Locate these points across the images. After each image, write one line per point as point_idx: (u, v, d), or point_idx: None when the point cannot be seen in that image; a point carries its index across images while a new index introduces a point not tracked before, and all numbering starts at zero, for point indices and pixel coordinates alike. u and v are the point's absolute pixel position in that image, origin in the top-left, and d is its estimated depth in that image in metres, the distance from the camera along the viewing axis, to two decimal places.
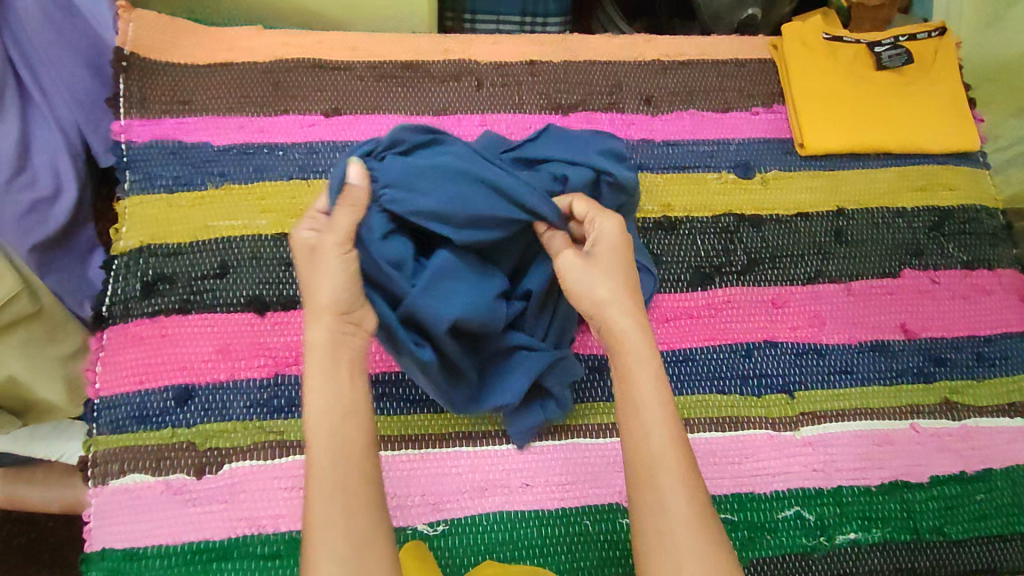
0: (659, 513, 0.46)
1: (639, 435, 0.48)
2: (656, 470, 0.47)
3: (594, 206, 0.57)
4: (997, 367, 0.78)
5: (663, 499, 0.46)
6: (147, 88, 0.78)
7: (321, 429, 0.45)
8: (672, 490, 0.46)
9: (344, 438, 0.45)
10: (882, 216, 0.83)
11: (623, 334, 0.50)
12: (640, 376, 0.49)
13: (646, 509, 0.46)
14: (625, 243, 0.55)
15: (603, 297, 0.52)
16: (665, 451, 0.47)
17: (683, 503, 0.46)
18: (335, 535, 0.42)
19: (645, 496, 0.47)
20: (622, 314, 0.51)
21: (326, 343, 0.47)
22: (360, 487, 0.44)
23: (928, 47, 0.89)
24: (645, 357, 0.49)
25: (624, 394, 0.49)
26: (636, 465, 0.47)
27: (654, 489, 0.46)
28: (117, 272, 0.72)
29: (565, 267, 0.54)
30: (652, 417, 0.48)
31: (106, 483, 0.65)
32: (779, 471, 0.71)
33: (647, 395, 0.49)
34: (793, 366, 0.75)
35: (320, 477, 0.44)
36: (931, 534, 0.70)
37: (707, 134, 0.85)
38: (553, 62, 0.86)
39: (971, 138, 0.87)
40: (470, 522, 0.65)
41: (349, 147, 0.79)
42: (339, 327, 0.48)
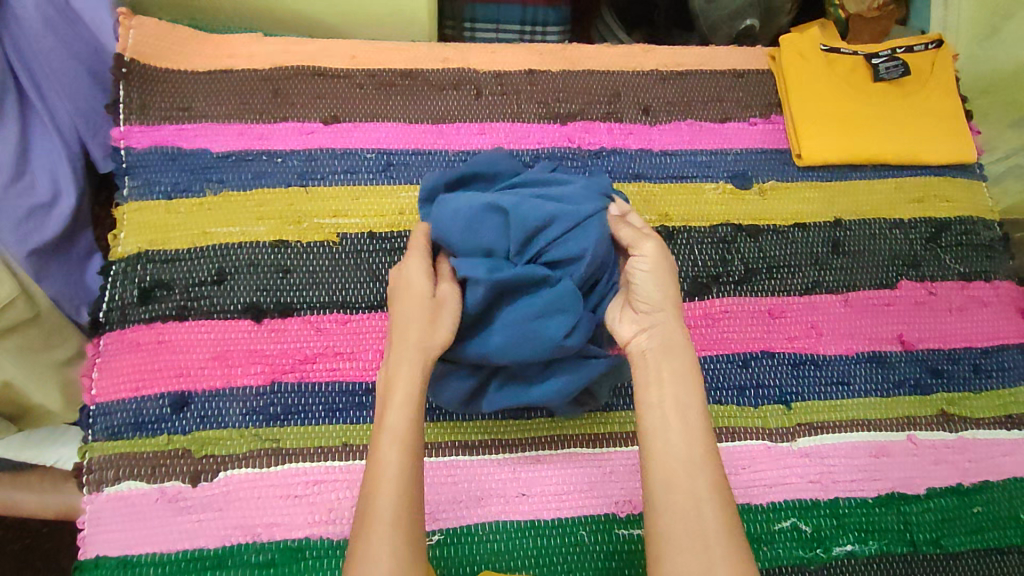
0: (691, 516, 0.47)
1: (673, 438, 0.50)
2: (693, 476, 0.48)
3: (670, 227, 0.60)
4: (994, 378, 0.78)
5: (695, 501, 0.47)
6: (147, 95, 0.78)
7: (393, 439, 0.49)
8: (705, 493, 0.48)
9: (411, 453, 0.49)
10: (879, 226, 0.84)
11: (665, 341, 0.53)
12: (676, 383, 0.52)
13: (678, 512, 0.47)
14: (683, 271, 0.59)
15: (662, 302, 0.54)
16: (702, 459, 0.49)
17: (714, 504, 0.47)
18: (387, 531, 0.46)
19: (680, 497, 0.48)
20: (669, 321, 0.54)
21: (410, 368, 0.52)
22: (414, 494, 0.48)
23: (926, 58, 0.89)
24: (683, 365, 0.53)
25: (657, 400, 0.51)
26: (672, 469, 0.49)
27: (687, 492, 0.48)
28: (115, 277, 0.72)
29: (652, 254, 0.55)
30: (690, 420, 0.50)
31: (101, 490, 0.65)
32: (776, 482, 0.71)
33: (684, 401, 0.51)
34: (791, 377, 0.75)
35: (383, 476, 0.48)
36: (928, 546, 0.70)
37: (705, 144, 0.86)
38: (552, 71, 0.87)
39: (968, 150, 0.87)
40: (466, 532, 0.65)
41: (348, 154, 0.79)
42: (425, 361, 0.53)
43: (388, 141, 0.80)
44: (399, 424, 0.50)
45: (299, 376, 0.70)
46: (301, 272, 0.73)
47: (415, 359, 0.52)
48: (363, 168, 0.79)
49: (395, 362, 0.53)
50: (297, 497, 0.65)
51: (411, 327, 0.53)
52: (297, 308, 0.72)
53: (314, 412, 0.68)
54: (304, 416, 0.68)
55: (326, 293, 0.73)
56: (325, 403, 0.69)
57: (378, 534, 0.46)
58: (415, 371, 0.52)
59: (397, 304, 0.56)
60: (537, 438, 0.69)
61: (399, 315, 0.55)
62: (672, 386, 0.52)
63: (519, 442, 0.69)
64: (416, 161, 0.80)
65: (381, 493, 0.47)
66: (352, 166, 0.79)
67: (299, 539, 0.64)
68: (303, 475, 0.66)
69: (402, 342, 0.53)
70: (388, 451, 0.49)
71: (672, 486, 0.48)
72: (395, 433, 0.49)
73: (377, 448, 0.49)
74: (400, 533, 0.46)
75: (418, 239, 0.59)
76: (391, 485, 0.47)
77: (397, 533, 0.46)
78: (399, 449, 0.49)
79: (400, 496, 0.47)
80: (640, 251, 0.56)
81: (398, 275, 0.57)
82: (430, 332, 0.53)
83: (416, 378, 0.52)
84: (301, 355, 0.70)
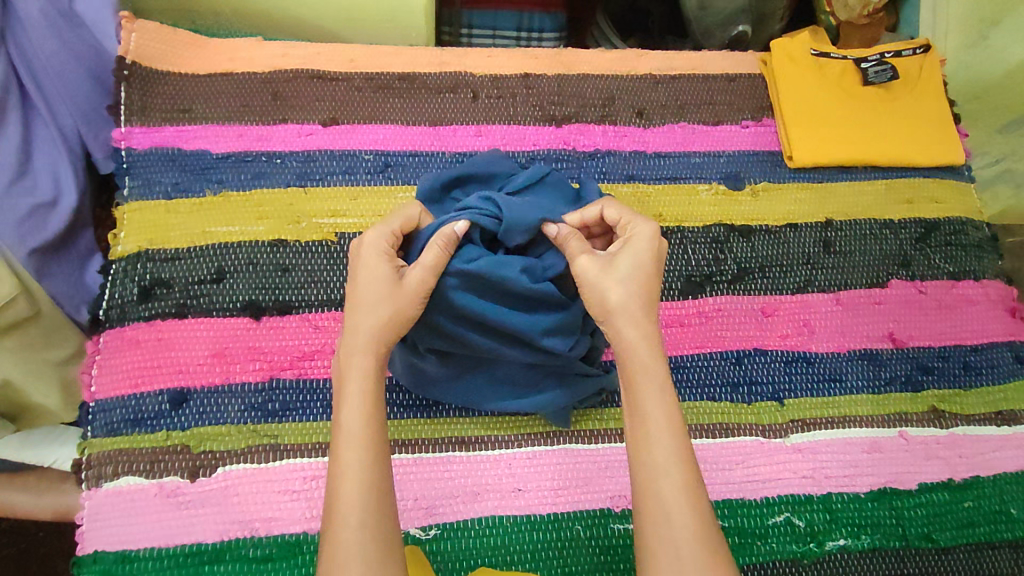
0: (664, 523, 0.46)
1: (643, 446, 0.49)
2: (660, 482, 0.48)
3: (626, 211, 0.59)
4: (983, 376, 0.80)
5: (666, 508, 0.47)
6: (148, 97, 0.79)
7: (350, 438, 0.50)
8: (676, 497, 0.47)
9: (372, 446, 0.49)
10: (870, 227, 0.85)
11: (632, 344, 0.52)
12: (647, 386, 0.51)
13: (648, 517, 0.47)
14: (650, 257, 0.56)
15: (616, 308, 0.53)
16: (669, 464, 0.48)
17: (686, 510, 0.47)
18: (357, 530, 0.46)
19: (649, 503, 0.47)
20: (632, 323, 0.53)
21: (362, 366, 0.53)
22: (381, 487, 0.48)
23: (913, 63, 0.91)
24: (651, 364, 0.52)
25: (631, 405, 0.51)
26: (641, 477, 0.48)
27: (658, 499, 0.47)
28: (114, 276, 0.72)
29: (585, 269, 0.55)
30: (657, 425, 0.50)
31: (100, 486, 0.65)
32: (770, 477, 0.71)
33: (653, 405, 0.50)
34: (783, 374, 0.76)
35: (345, 475, 0.48)
36: (919, 541, 0.71)
37: (698, 146, 0.87)
38: (547, 75, 0.88)
39: (956, 152, 0.89)
40: (463, 526, 0.66)
41: (347, 156, 0.80)
42: (378, 352, 0.53)
43: (386, 143, 0.82)
44: (355, 421, 0.50)
45: (297, 373, 0.70)
46: (300, 270, 0.74)
47: (368, 354, 0.53)
48: (361, 169, 0.80)
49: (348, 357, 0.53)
50: (295, 493, 0.66)
51: (363, 317, 0.54)
52: (296, 307, 0.73)
53: (312, 409, 0.69)
54: (302, 413, 0.69)
55: (324, 291, 0.74)
56: (322, 399, 0.69)
57: (347, 535, 0.46)
58: (367, 364, 0.53)
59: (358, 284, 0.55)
60: (533, 433, 0.70)
61: (358, 296, 0.54)
62: (642, 391, 0.51)
63: (515, 439, 0.69)
64: (414, 163, 0.81)
65: (346, 492, 0.47)
66: (350, 167, 0.80)
67: (296, 533, 0.64)
68: (301, 470, 0.66)
69: (353, 335, 0.54)
70: (349, 451, 0.49)
71: (643, 494, 0.48)
72: (352, 433, 0.50)
73: (337, 450, 0.49)
74: (370, 531, 0.46)
75: (392, 220, 0.58)
76: (353, 487, 0.48)
77: (366, 533, 0.46)
78: (357, 447, 0.49)
79: (366, 493, 0.48)
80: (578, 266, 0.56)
81: (358, 252, 0.56)
82: (382, 318, 0.54)
83: (370, 372, 0.53)
84: (299, 352, 0.71)
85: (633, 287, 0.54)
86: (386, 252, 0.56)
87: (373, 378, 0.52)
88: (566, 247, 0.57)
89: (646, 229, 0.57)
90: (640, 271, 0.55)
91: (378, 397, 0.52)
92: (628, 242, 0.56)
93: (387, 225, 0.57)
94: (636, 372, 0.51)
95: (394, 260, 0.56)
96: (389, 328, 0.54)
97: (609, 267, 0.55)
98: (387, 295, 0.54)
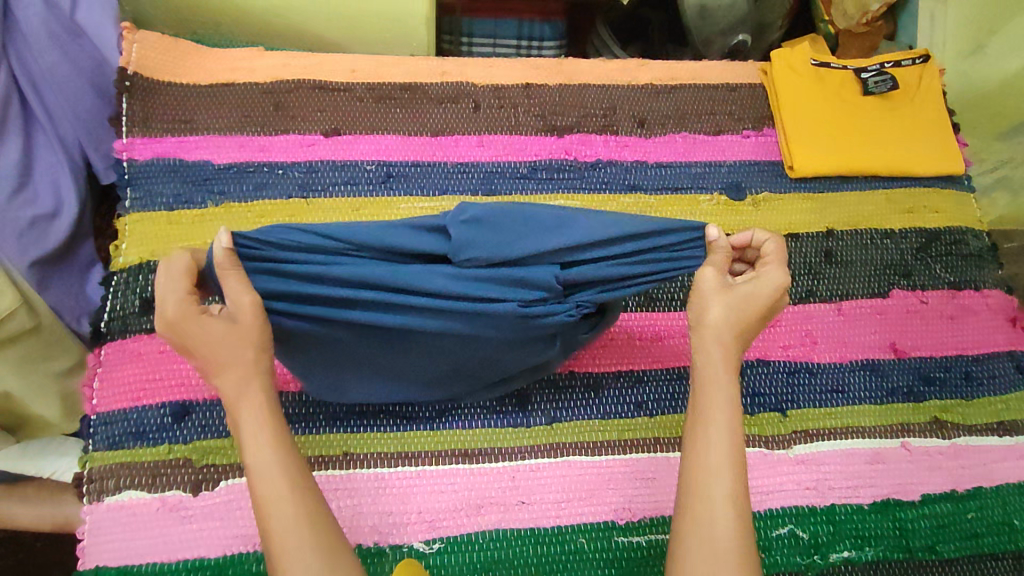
0: (706, 523, 0.50)
1: (701, 449, 0.52)
2: (710, 484, 0.51)
3: (780, 255, 0.56)
4: (985, 386, 0.80)
5: (712, 509, 0.50)
6: (150, 108, 0.79)
7: (264, 469, 0.50)
8: (723, 501, 0.50)
9: (285, 470, 0.51)
10: (871, 237, 0.85)
11: (708, 354, 0.54)
12: (715, 395, 0.53)
13: (693, 513, 0.51)
14: (766, 304, 0.55)
15: (711, 321, 0.54)
16: (721, 469, 0.51)
17: (728, 518, 0.50)
18: (297, 549, 0.48)
19: (696, 501, 0.51)
20: (716, 336, 0.54)
21: (252, 400, 0.52)
22: (312, 505, 0.51)
23: (912, 73, 0.91)
24: (720, 377, 0.54)
25: (697, 408, 0.54)
26: (692, 476, 0.52)
27: (705, 501, 0.51)
28: (116, 288, 0.72)
29: (705, 284, 0.54)
30: (716, 431, 0.52)
31: (101, 500, 0.65)
32: (773, 489, 0.71)
33: (717, 413, 0.53)
34: (786, 385, 0.76)
35: (269, 505, 0.49)
36: (922, 552, 0.71)
37: (699, 156, 0.87)
38: (549, 86, 0.88)
39: (957, 161, 0.89)
40: (466, 540, 0.66)
41: (349, 166, 0.80)
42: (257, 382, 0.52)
43: (387, 153, 0.82)
44: (264, 452, 0.51)
45: (301, 386, 0.70)
46: None
47: (253, 386, 0.52)
48: (363, 179, 0.80)
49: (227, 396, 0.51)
50: None
51: (225, 364, 0.51)
52: None
53: (315, 421, 0.69)
54: (305, 425, 0.68)
55: None
56: (326, 411, 0.69)
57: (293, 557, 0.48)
58: (255, 396, 0.52)
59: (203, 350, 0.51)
60: (537, 446, 0.70)
61: (215, 357, 0.51)
62: (710, 399, 0.53)
63: (519, 451, 0.69)
64: (415, 173, 0.81)
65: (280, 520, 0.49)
66: (352, 178, 0.80)
67: None
68: None
69: (221, 380, 0.51)
70: (266, 482, 0.50)
71: (692, 492, 0.51)
72: (262, 465, 0.50)
73: (253, 483, 0.50)
74: (311, 547, 0.49)
75: (168, 279, 0.51)
76: (285, 510, 0.49)
77: (306, 549, 0.48)
78: (275, 474, 0.50)
79: (298, 515, 0.49)
80: (699, 280, 0.55)
81: (167, 328, 0.50)
82: (243, 355, 0.51)
83: (260, 404, 0.52)
84: None
85: (740, 312, 0.54)
86: (194, 308, 0.50)
87: (268, 408, 0.52)
88: (709, 257, 0.55)
89: (779, 277, 0.55)
90: (752, 308, 0.55)
91: (280, 424, 0.52)
92: (757, 279, 0.55)
93: (175, 283, 0.51)
94: (706, 381, 0.54)
95: (204, 309, 0.51)
96: (255, 359, 0.52)
97: (728, 291, 0.54)
98: (234, 334, 0.51)
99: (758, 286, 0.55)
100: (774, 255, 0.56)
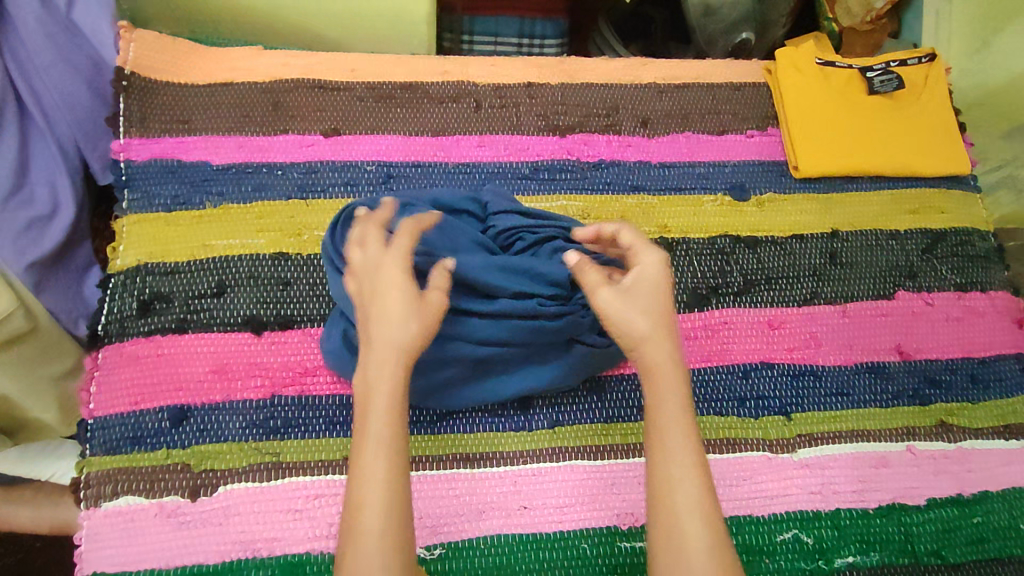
0: (675, 535, 0.47)
1: (662, 462, 0.49)
2: (675, 499, 0.48)
3: (639, 236, 0.58)
4: (991, 389, 0.79)
5: (680, 524, 0.47)
6: (147, 108, 0.78)
7: (376, 448, 0.48)
8: (691, 514, 0.47)
9: (393, 458, 0.48)
10: (876, 238, 0.84)
11: (655, 362, 0.52)
12: (668, 404, 0.51)
13: (661, 532, 0.48)
14: (664, 287, 0.54)
15: (641, 330, 0.52)
16: (685, 479, 0.49)
17: (699, 527, 0.47)
18: (375, 543, 0.45)
19: (662, 518, 0.48)
20: (658, 342, 0.52)
21: (387, 374, 0.50)
22: (403, 505, 0.47)
23: (919, 72, 0.90)
24: (671, 383, 0.51)
25: (651, 421, 0.51)
26: (657, 493, 0.49)
27: (672, 513, 0.48)
28: (114, 290, 0.71)
29: (608, 300, 0.53)
30: (675, 440, 0.50)
31: (99, 506, 0.64)
32: (777, 493, 0.71)
33: (672, 422, 0.50)
34: (790, 388, 0.76)
35: (367, 487, 0.47)
36: (928, 557, 0.70)
37: (702, 156, 0.87)
38: (551, 85, 0.87)
39: (963, 161, 0.88)
40: (467, 546, 0.65)
41: (349, 167, 0.79)
42: (402, 364, 0.50)
43: (388, 153, 0.81)
44: (382, 432, 0.48)
45: (300, 389, 0.69)
46: (303, 284, 0.74)
47: (393, 360, 0.50)
48: (363, 180, 0.79)
49: (371, 364, 0.50)
50: (298, 512, 0.65)
51: (385, 329, 0.51)
52: (297, 321, 0.72)
53: (315, 426, 0.68)
54: (304, 430, 0.68)
55: (327, 306, 0.73)
56: (325, 415, 0.69)
57: (367, 548, 0.45)
58: (395, 378, 0.50)
59: (382, 309, 0.51)
60: (539, 450, 0.69)
61: (378, 316, 0.51)
62: (664, 408, 0.51)
63: (520, 455, 0.69)
64: (417, 173, 0.80)
65: (368, 504, 0.46)
66: (353, 179, 0.79)
67: (299, 554, 0.63)
68: (303, 489, 0.65)
69: (375, 347, 0.50)
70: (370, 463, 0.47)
71: (658, 509, 0.48)
72: (377, 443, 0.48)
73: (358, 460, 0.48)
74: (390, 548, 0.45)
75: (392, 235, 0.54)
76: (376, 498, 0.46)
77: (386, 548, 0.45)
78: (384, 458, 0.47)
79: (390, 509, 0.46)
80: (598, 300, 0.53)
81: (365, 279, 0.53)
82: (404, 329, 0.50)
83: (394, 387, 0.50)
84: (301, 368, 0.70)
85: (661, 313, 0.53)
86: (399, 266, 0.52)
87: (400, 389, 0.50)
88: (581, 272, 0.55)
89: (659, 256, 0.55)
90: (663, 302, 0.54)
91: (405, 410, 0.50)
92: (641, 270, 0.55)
93: (396, 243, 0.53)
94: (656, 391, 0.51)
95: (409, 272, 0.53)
96: (411, 338, 0.51)
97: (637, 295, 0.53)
98: (407, 308, 0.51)
99: (651, 277, 0.54)
100: (637, 238, 0.57)
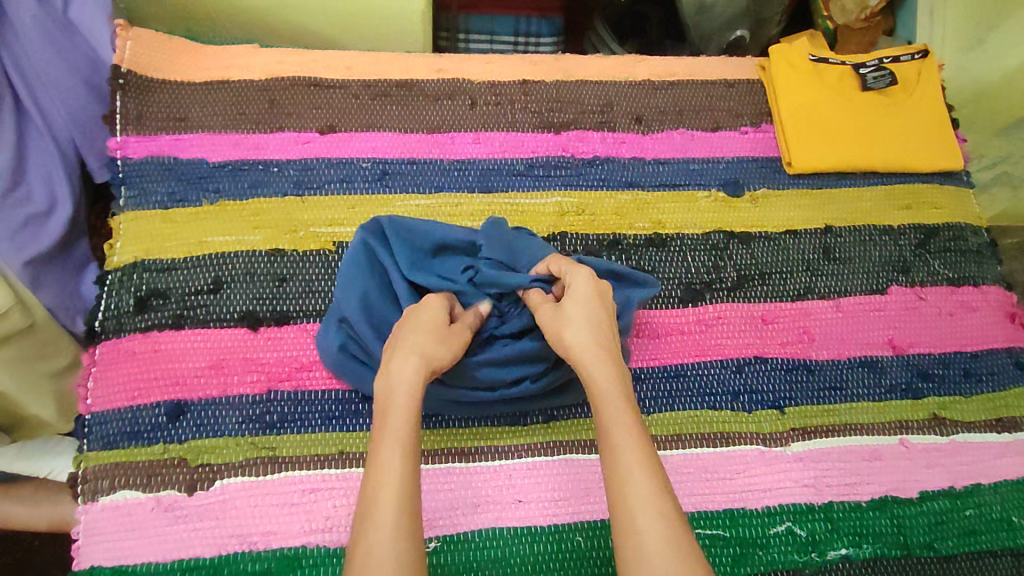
0: (632, 531, 0.46)
1: (611, 459, 0.50)
2: (628, 491, 0.48)
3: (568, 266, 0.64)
4: (984, 383, 0.79)
5: (633, 515, 0.47)
6: (144, 105, 0.78)
7: (393, 441, 0.49)
8: (644, 504, 0.47)
9: (409, 448, 0.49)
10: (869, 233, 0.85)
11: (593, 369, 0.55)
12: (609, 405, 0.52)
13: (620, 528, 0.47)
14: (595, 298, 0.60)
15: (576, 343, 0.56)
16: (633, 471, 0.48)
17: (654, 515, 0.46)
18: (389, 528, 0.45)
19: (619, 513, 0.47)
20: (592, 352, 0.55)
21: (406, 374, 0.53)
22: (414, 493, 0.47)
23: (911, 69, 0.91)
24: (609, 386, 0.53)
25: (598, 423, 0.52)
26: (612, 491, 0.49)
27: (628, 510, 0.47)
28: (111, 286, 0.72)
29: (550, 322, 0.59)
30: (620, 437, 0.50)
31: (96, 500, 0.65)
32: (771, 486, 0.71)
33: (615, 420, 0.51)
34: (783, 382, 0.76)
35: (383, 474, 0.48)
36: (921, 549, 0.70)
37: (696, 152, 0.87)
38: (546, 82, 0.88)
39: (957, 158, 0.88)
40: (462, 539, 0.65)
41: (345, 163, 0.80)
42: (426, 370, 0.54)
43: (384, 150, 0.81)
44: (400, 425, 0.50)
45: (295, 384, 0.70)
46: (299, 280, 0.74)
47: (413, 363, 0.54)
48: (359, 177, 0.79)
49: (397, 366, 0.54)
50: (293, 506, 0.65)
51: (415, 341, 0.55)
52: (293, 316, 0.73)
53: (311, 421, 0.69)
54: (301, 424, 0.68)
55: (322, 301, 0.74)
56: (321, 411, 0.69)
57: (381, 535, 0.45)
58: (414, 377, 0.53)
59: (413, 323, 0.58)
60: (533, 444, 0.70)
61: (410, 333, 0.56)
62: (607, 409, 0.52)
63: (515, 449, 0.69)
64: (412, 171, 0.81)
65: (382, 491, 0.47)
66: (348, 175, 0.79)
67: (296, 547, 0.64)
68: (299, 483, 0.66)
69: (400, 352, 0.55)
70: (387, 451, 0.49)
71: (615, 505, 0.48)
72: (394, 433, 0.49)
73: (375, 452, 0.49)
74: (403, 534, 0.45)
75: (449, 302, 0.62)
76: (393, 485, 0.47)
77: (400, 532, 0.45)
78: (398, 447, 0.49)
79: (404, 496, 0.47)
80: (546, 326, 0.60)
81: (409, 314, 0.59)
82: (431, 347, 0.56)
83: (415, 385, 0.52)
84: (296, 363, 0.70)
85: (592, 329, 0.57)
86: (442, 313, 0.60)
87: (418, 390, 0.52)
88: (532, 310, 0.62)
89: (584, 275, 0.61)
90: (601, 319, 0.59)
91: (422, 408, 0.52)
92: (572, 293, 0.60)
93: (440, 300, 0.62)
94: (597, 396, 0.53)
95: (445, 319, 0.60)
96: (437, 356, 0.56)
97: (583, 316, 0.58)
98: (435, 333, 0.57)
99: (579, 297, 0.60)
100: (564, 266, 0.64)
